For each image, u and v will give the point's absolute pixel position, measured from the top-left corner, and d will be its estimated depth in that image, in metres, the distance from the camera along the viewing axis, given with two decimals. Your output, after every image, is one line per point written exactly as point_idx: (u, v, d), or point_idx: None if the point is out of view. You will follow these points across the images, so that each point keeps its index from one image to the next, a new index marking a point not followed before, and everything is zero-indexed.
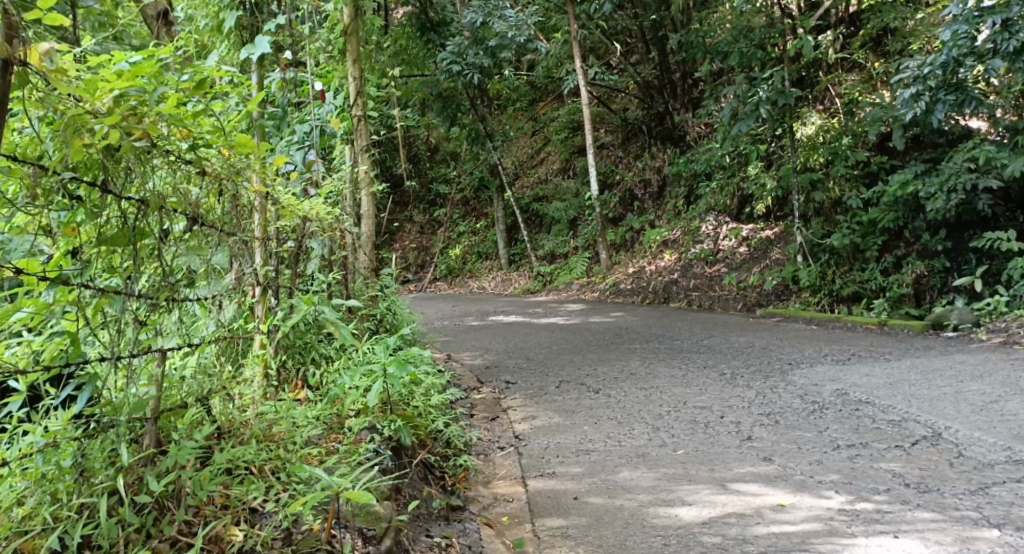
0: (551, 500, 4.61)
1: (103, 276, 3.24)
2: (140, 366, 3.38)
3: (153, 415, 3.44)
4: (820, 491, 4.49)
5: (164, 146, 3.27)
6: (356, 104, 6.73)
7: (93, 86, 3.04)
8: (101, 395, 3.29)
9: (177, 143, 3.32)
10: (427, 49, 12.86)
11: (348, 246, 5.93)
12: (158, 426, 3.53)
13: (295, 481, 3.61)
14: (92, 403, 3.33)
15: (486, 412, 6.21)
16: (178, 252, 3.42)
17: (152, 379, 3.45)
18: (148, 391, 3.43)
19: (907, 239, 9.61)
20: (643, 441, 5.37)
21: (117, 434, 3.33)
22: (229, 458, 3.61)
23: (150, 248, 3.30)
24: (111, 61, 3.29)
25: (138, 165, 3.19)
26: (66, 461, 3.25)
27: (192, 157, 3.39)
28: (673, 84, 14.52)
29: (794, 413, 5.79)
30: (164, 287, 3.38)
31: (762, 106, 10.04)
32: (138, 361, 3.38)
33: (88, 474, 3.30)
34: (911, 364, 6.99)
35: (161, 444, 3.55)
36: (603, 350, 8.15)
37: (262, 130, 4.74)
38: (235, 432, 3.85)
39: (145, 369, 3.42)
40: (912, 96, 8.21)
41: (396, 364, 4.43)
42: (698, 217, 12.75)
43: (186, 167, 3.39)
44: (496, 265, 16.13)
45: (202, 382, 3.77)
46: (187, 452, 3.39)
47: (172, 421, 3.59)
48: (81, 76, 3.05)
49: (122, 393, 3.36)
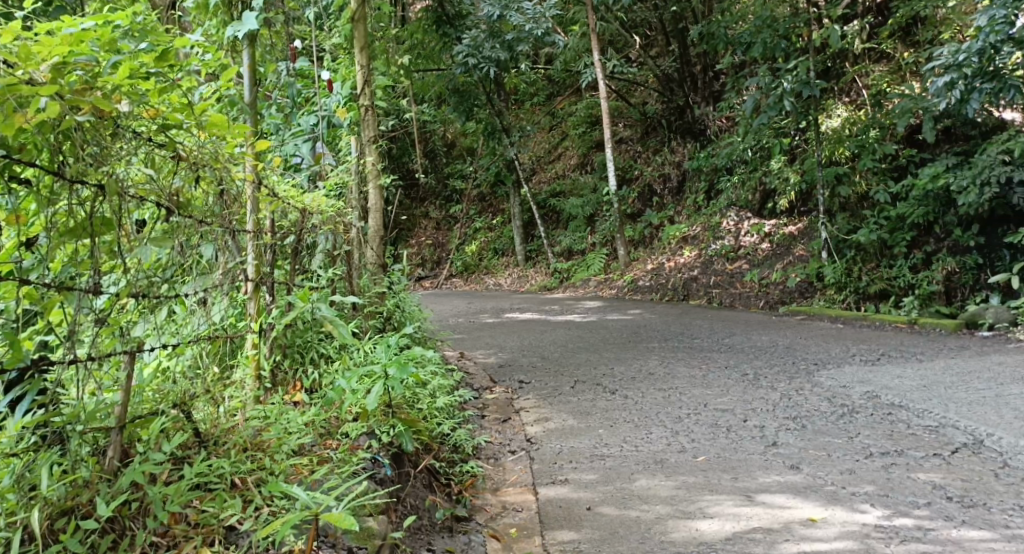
0: (562, 510, 4.31)
1: (61, 273, 2.97)
2: (100, 372, 3.14)
3: (119, 423, 3.20)
4: (854, 504, 4.17)
5: (126, 125, 3.01)
6: (364, 93, 6.22)
7: (28, 53, 2.77)
8: (50, 403, 3.03)
9: (142, 121, 3.07)
10: (444, 42, 12.47)
11: (353, 240, 5.60)
12: (122, 436, 3.28)
13: (278, 496, 3.34)
14: (42, 411, 3.08)
15: (498, 414, 5.90)
16: (146, 244, 3.15)
17: (117, 384, 3.23)
18: (114, 397, 3.22)
19: (937, 234, 9.22)
20: (662, 446, 5.06)
21: (74, 445, 3.08)
22: (206, 469, 3.36)
23: (113, 242, 3.02)
24: (59, 29, 3.05)
25: (98, 146, 2.92)
26: (5, 479, 3.00)
27: (165, 139, 3.14)
28: (694, 76, 14.07)
29: (821, 417, 5.47)
30: (131, 285, 3.11)
31: (785, 98, 9.71)
32: (99, 365, 3.15)
33: (35, 492, 3.04)
34: (946, 366, 6.64)
35: (126, 456, 3.31)
36: (620, 348, 7.83)
37: (252, 109, 4.33)
38: (217, 441, 3.60)
39: (111, 374, 3.18)
40: (946, 84, 7.87)
41: (397, 366, 4.15)
42: (719, 212, 12.40)
43: (157, 150, 3.13)
44: (512, 262, 15.81)
45: (184, 386, 3.53)
46: (150, 467, 3.16)
47: (137, 431, 3.33)
48: (18, 41, 2.78)
49: (92, 398, 3.17)
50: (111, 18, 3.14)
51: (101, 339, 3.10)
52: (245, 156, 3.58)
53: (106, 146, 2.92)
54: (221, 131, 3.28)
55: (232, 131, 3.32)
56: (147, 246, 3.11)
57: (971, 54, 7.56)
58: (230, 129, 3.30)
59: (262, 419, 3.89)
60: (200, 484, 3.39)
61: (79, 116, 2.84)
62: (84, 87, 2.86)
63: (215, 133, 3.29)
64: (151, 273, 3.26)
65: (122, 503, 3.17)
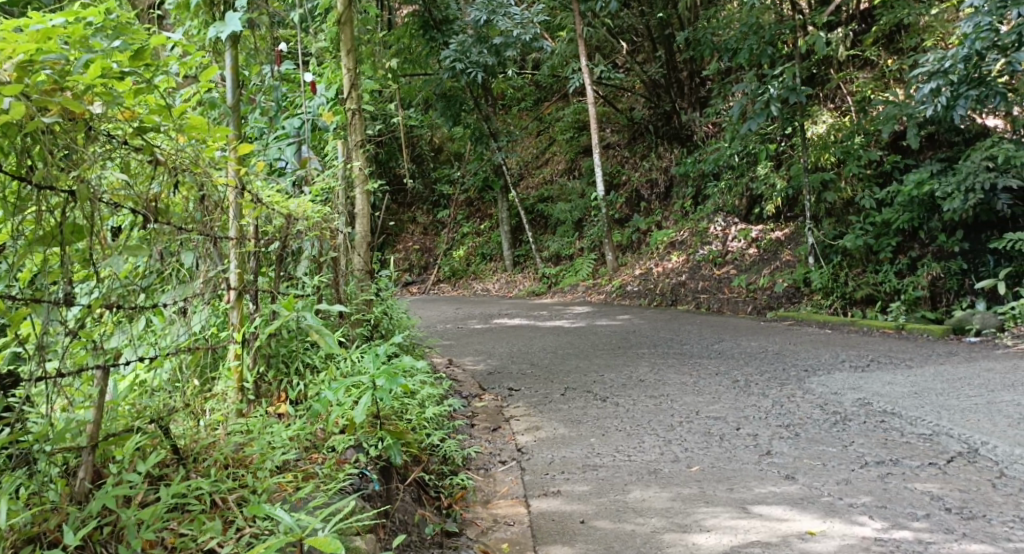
0: (555, 523, 4.22)
1: (28, 283, 2.86)
2: (72, 388, 3.04)
3: (90, 443, 3.09)
4: (852, 516, 4.09)
5: (100, 128, 2.91)
6: (350, 97, 6.22)
7: None
8: (18, 421, 2.91)
9: (118, 123, 2.98)
10: (430, 47, 12.37)
11: (339, 246, 5.51)
12: (94, 456, 3.16)
13: (261, 517, 3.25)
14: (6, 430, 2.96)
15: (487, 423, 5.81)
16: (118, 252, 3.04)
17: (90, 400, 3.13)
18: (85, 414, 3.11)
19: (922, 240, 9.17)
20: (655, 456, 4.97)
21: (41, 464, 2.96)
22: (185, 488, 3.25)
23: (83, 252, 2.91)
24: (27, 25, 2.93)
25: (68, 151, 2.81)
26: None
27: (142, 143, 3.04)
28: (680, 83, 14.11)
29: (814, 425, 5.40)
30: (102, 297, 3.01)
31: (772, 104, 9.66)
32: (70, 381, 3.05)
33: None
34: (936, 372, 6.58)
35: (98, 476, 3.21)
36: (610, 355, 7.75)
37: (235, 113, 4.22)
38: (196, 458, 3.50)
39: (83, 391, 3.07)
40: (931, 91, 7.82)
41: (385, 376, 4.07)
42: (706, 218, 12.35)
43: (133, 154, 3.04)
44: (500, 267, 15.73)
45: (162, 401, 3.43)
46: (121, 490, 3.04)
47: (111, 451, 3.22)
48: None
49: (61, 415, 3.06)
50: (83, 14, 3.02)
51: (73, 352, 3.01)
52: (227, 160, 3.48)
53: (79, 150, 2.82)
54: (199, 134, 3.21)
55: (211, 134, 3.25)
56: (118, 256, 3.01)
57: (957, 60, 7.52)
58: (209, 131, 3.23)
59: (243, 434, 3.80)
60: (178, 504, 3.28)
61: (46, 117, 2.73)
62: (52, 88, 2.76)
63: (193, 136, 3.21)
64: (127, 282, 3.19)
65: (94, 527, 3.05)
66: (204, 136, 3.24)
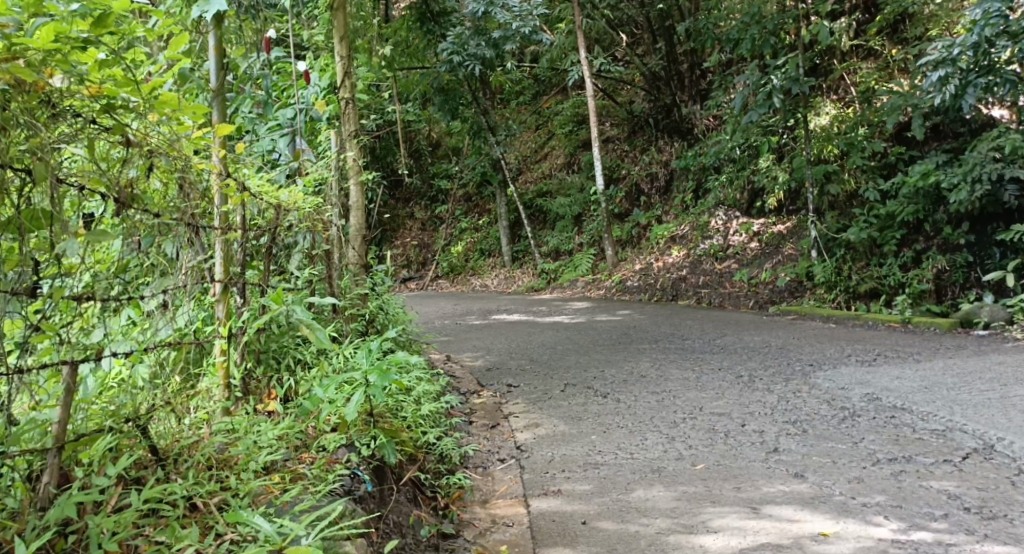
0: (556, 524, 4.05)
1: None
2: (35, 385, 2.88)
3: (57, 444, 2.92)
4: (866, 517, 3.92)
5: (59, 101, 2.75)
6: (344, 87, 6.08)
7: None
8: None
9: (82, 101, 2.82)
10: (426, 39, 12.33)
11: (333, 239, 5.35)
12: (62, 458, 3.00)
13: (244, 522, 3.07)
14: None
15: (486, 419, 5.64)
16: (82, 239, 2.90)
17: (57, 398, 2.97)
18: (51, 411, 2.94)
19: (926, 232, 8.97)
20: (658, 453, 4.79)
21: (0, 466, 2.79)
22: (159, 492, 3.08)
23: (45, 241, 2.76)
24: None
25: (25, 129, 2.65)
26: None
27: (111, 123, 2.88)
28: (681, 75, 13.85)
29: (822, 421, 5.22)
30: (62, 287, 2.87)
31: (775, 95, 9.43)
32: (36, 378, 2.90)
33: None
34: (945, 366, 6.40)
35: (67, 479, 3.06)
36: (610, 350, 7.58)
37: (218, 95, 3.99)
38: (176, 460, 3.34)
39: (45, 388, 2.91)
40: (940, 79, 7.58)
41: (377, 373, 3.90)
42: (707, 212, 12.15)
43: (101, 135, 2.88)
44: (499, 262, 15.55)
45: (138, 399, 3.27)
46: (81, 497, 2.87)
47: (79, 452, 3.05)
48: None
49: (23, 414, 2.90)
50: None
51: (37, 346, 2.88)
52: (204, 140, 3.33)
53: (33, 123, 2.66)
54: (173, 112, 3.05)
55: (185, 112, 3.08)
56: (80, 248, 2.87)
57: (966, 47, 7.33)
58: (184, 109, 3.07)
59: (229, 434, 3.63)
60: (153, 508, 3.11)
61: None
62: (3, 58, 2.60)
63: (167, 113, 3.06)
64: (106, 274, 3.09)
65: (60, 534, 2.90)
66: (179, 115, 3.09)
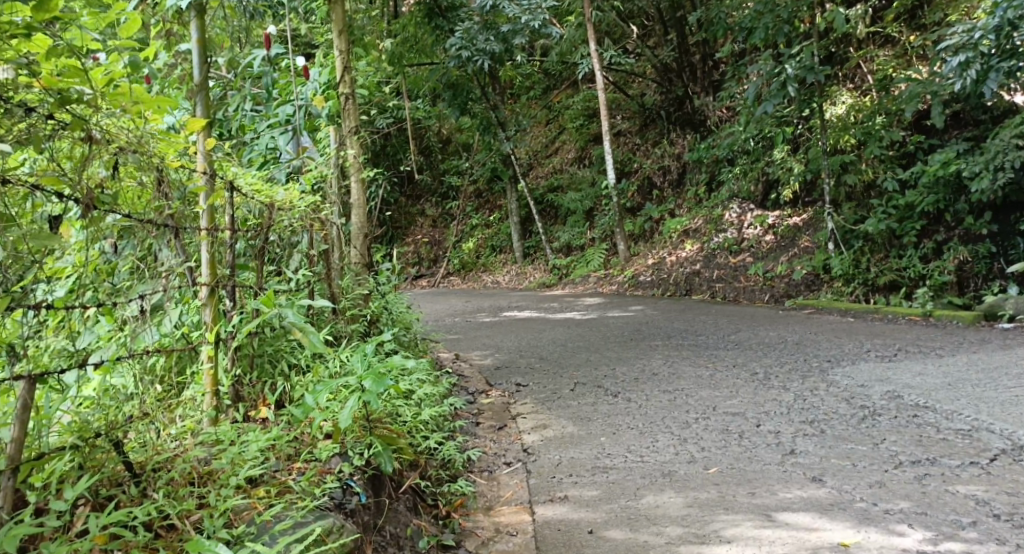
0: (561, 534, 3.86)
1: None
2: None
3: (11, 466, 2.84)
4: (889, 525, 3.72)
5: (9, 95, 2.71)
6: (343, 81, 5.86)
7: None
8: None
9: (37, 94, 2.79)
10: (435, 35, 11.82)
11: (332, 239, 5.17)
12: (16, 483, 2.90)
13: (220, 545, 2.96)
14: None
15: (493, 421, 5.44)
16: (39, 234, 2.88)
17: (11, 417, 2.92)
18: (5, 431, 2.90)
19: (948, 223, 8.73)
20: (669, 456, 4.59)
21: None
22: (122, 515, 2.96)
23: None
24: None
25: None
26: None
27: (69, 118, 2.85)
28: (693, 67, 13.63)
29: (840, 421, 5.00)
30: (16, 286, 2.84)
31: (789, 85, 9.15)
32: None
33: None
34: (969, 361, 6.17)
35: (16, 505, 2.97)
36: (622, 347, 7.37)
37: (202, 88, 3.80)
38: (149, 477, 3.23)
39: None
40: (960, 64, 7.29)
41: (372, 377, 3.70)
42: (721, 205, 11.90)
43: (60, 131, 2.85)
44: (510, 259, 15.36)
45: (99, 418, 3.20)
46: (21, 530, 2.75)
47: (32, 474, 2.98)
48: None
49: None
50: None
51: None
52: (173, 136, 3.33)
53: None
54: (130, 105, 3.02)
55: (145, 104, 3.05)
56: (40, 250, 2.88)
57: (987, 31, 7.05)
58: (143, 101, 3.04)
59: (214, 445, 3.52)
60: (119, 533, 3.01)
61: None
62: None
63: (124, 107, 3.02)
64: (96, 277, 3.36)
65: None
66: (139, 107, 3.05)
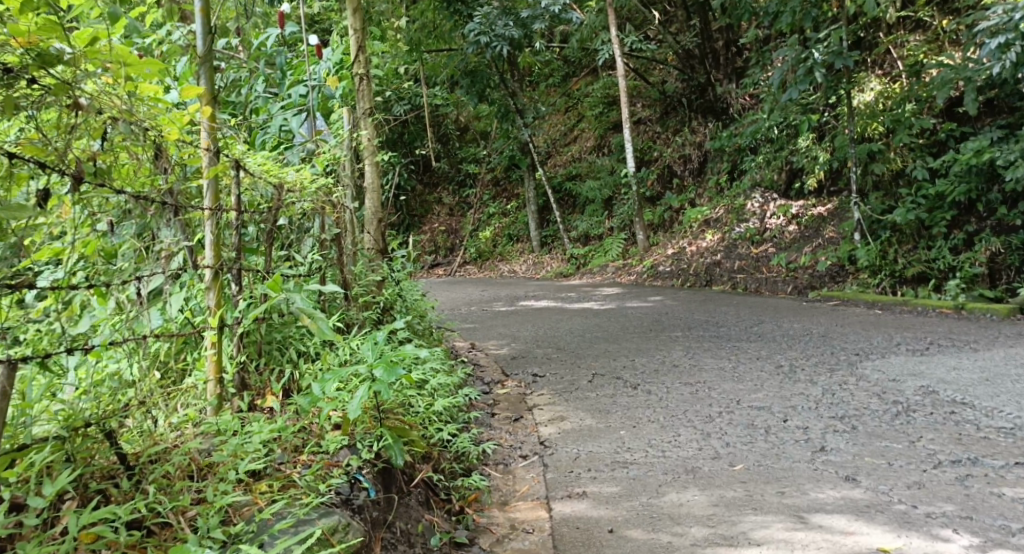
0: (580, 533, 3.65)
1: None
2: None
3: None
4: (931, 529, 3.49)
5: None
6: (358, 60, 5.68)
7: None
8: None
9: (15, 54, 2.62)
10: (454, 20, 11.66)
11: (345, 223, 5.00)
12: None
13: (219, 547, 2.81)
14: None
15: (508, 412, 5.23)
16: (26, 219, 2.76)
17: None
18: None
19: (980, 213, 8.45)
20: (692, 451, 4.36)
21: None
22: (107, 512, 2.79)
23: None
24: None
25: None
26: None
27: (51, 82, 2.69)
28: (716, 52, 13.35)
29: (873, 416, 4.76)
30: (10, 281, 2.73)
31: (816, 70, 8.80)
32: None
33: None
34: (1006, 356, 5.91)
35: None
36: (642, 338, 7.15)
37: (206, 59, 3.54)
38: (142, 468, 3.05)
39: None
40: (999, 46, 7.00)
41: (383, 366, 3.50)
42: (743, 194, 11.63)
43: (46, 96, 2.70)
44: (527, 248, 15.14)
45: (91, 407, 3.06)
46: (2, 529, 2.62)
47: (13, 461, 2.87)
48: None
49: None
50: None
51: None
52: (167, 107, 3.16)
53: None
54: (111, 64, 2.84)
55: (134, 64, 2.87)
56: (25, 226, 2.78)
57: None
58: (132, 63, 2.87)
59: (216, 436, 3.33)
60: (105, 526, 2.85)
61: None
62: None
63: (105, 65, 2.83)
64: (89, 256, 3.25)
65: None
66: (124, 67, 2.87)
